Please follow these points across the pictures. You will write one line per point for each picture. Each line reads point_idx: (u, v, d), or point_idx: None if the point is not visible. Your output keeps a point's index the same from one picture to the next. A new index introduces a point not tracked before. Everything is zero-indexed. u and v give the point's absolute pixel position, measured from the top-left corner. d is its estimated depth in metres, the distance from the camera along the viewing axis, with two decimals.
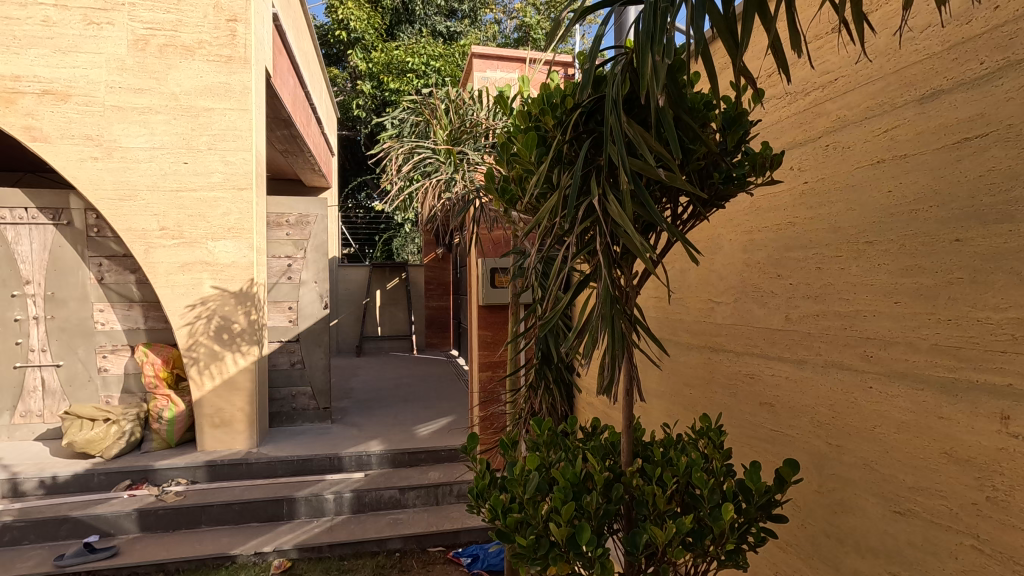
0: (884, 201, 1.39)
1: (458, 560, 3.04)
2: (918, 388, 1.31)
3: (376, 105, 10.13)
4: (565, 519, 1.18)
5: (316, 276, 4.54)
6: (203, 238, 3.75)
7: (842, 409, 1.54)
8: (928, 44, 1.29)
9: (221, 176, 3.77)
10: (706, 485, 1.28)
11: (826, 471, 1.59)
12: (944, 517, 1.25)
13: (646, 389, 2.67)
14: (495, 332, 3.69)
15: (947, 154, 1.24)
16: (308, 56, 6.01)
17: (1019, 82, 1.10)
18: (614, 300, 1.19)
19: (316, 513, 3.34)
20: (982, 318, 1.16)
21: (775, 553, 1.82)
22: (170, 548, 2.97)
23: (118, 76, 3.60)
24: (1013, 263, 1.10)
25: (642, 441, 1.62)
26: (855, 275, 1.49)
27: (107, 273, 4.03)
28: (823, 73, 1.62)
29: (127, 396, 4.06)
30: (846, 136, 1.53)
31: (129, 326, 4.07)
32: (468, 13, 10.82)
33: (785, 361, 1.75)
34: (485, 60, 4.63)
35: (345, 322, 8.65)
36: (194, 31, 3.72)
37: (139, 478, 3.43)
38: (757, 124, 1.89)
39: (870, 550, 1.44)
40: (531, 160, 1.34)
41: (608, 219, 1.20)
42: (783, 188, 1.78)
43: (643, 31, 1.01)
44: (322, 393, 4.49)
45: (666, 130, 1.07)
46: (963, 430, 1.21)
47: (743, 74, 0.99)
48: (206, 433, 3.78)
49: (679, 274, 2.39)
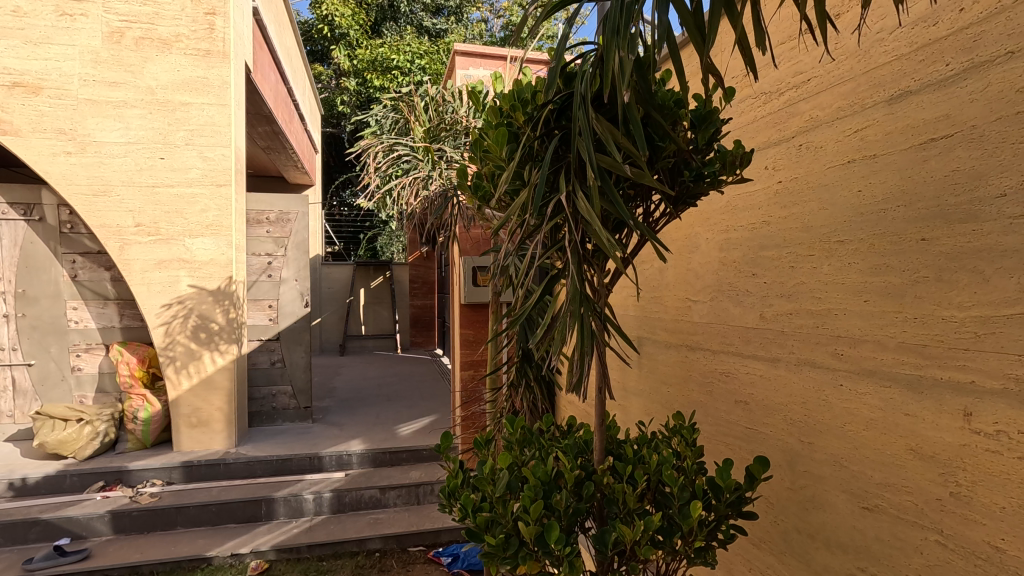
0: (855, 200, 1.41)
1: (438, 560, 3.02)
2: (886, 385, 1.32)
3: (360, 102, 10.05)
4: (533, 518, 1.17)
5: (297, 274, 4.50)
6: (180, 234, 3.68)
7: (813, 406, 1.55)
8: (896, 45, 1.31)
9: (199, 172, 3.71)
10: (676, 483, 1.29)
11: (798, 468, 1.60)
12: (910, 513, 1.27)
13: (625, 388, 2.67)
14: (476, 331, 3.68)
15: (915, 154, 1.25)
16: (291, 52, 5.96)
17: (982, 84, 1.11)
18: (583, 297, 1.18)
19: (295, 514, 3.30)
20: (947, 316, 1.18)
21: (748, 549, 1.84)
22: (144, 551, 2.91)
23: (92, 69, 3.52)
24: (977, 262, 1.12)
25: (616, 439, 1.61)
26: (827, 274, 1.50)
27: (81, 270, 3.94)
28: (797, 73, 1.63)
29: (102, 396, 3.98)
30: (818, 136, 1.54)
31: (104, 325, 3.98)
32: (455, 10, 10.73)
33: (759, 359, 1.76)
34: (468, 58, 4.61)
35: (329, 321, 8.56)
36: (171, 23, 3.65)
37: (112, 480, 3.37)
38: (732, 123, 1.91)
39: (839, 545, 1.46)
40: (502, 156, 1.33)
41: (577, 217, 1.19)
42: (757, 187, 1.79)
43: (610, 26, 1.01)
44: (303, 392, 4.43)
45: (633, 126, 1.06)
46: (929, 427, 1.22)
47: (707, 72, 0.99)
48: (183, 433, 3.71)
49: (657, 273, 2.39)
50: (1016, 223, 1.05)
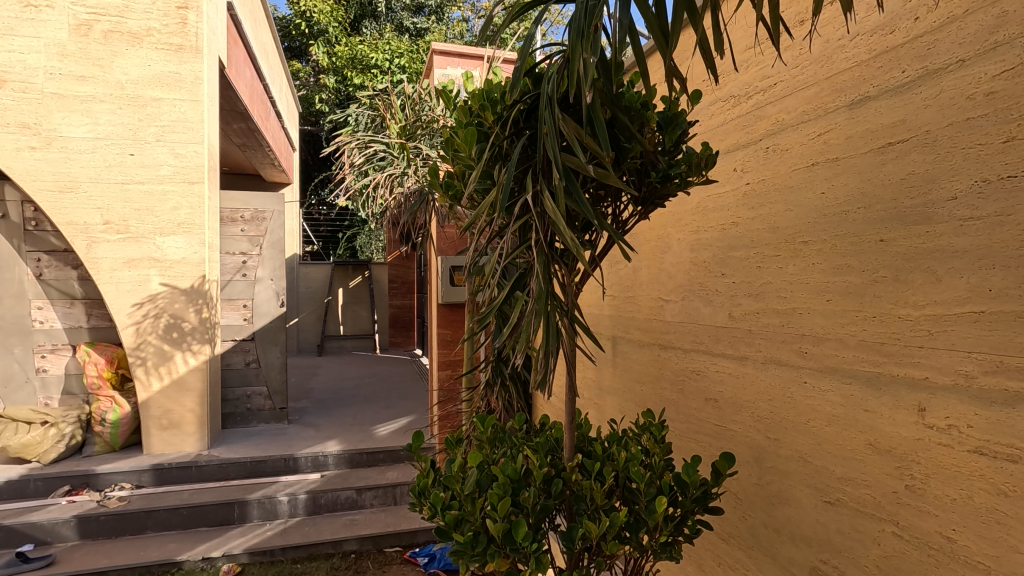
0: (818, 202, 1.45)
1: (415, 560, 3.01)
2: (847, 382, 1.36)
3: (339, 100, 9.95)
4: (501, 515, 1.17)
5: (273, 273, 4.44)
6: (151, 233, 3.61)
7: (780, 403, 1.58)
8: (856, 52, 1.34)
9: (170, 169, 3.63)
10: (642, 479, 1.31)
11: (765, 464, 1.64)
12: (869, 505, 1.31)
13: (600, 386, 2.70)
14: (454, 331, 3.67)
15: (874, 157, 1.29)
16: (267, 48, 5.88)
17: (934, 91, 1.15)
18: (548, 295, 1.19)
19: (269, 516, 3.25)
20: (903, 315, 1.22)
21: (717, 545, 1.87)
22: (112, 556, 2.85)
23: (58, 62, 3.42)
24: (930, 263, 1.16)
25: (587, 437, 1.63)
26: (792, 274, 1.54)
27: (46, 269, 3.84)
28: (763, 77, 1.67)
29: (68, 398, 3.87)
30: (784, 139, 1.58)
31: (71, 325, 3.88)
32: (436, 9, 10.65)
33: (728, 357, 1.80)
34: (446, 57, 4.58)
35: (306, 321, 8.46)
36: (141, 17, 3.58)
37: (79, 483, 3.27)
38: (700, 126, 1.94)
39: (803, 539, 1.49)
40: (471, 156, 1.33)
41: (544, 217, 1.21)
42: (726, 189, 1.83)
43: (574, 28, 1.02)
44: (278, 393, 4.37)
45: (597, 128, 1.07)
46: (886, 422, 1.26)
47: (670, 75, 1.01)
48: (153, 435, 3.63)
49: (630, 273, 2.43)
50: (966, 225, 1.09)
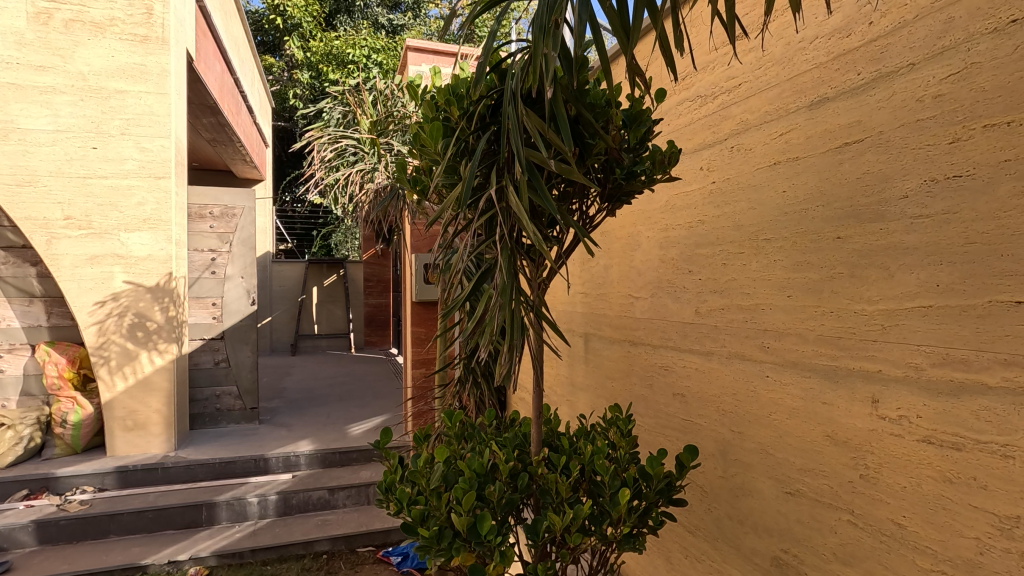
0: (780, 200, 1.48)
1: (387, 560, 2.99)
2: (807, 375, 1.40)
3: (314, 95, 9.83)
4: (466, 509, 1.18)
5: (243, 271, 4.36)
6: (115, 228, 3.50)
7: (743, 398, 1.62)
8: (815, 54, 1.38)
9: (135, 163, 3.54)
10: (607, 471, 1.32)
11: (729, 457, 1.67)
12: (826, 495, 1.34)
13: (572, 383, 2.72)
14: (428, 329, 3.67)
15: (832, 156, 1.33)
16: (239, 41, 5.75)
17: (887, 93, 1.19)
18: (513, 290, 1.19)
19: (238, 518, 3.19)
20: (858, 310, 1.26)
21: (684, 537, 1.90)
22: (72, 561, 2.76)
23: (16, 51, 3.30)
24: (883, 259, 1.20)
25: (555, 432, 1.64)
26: (755, 271, 1.58)
27: (3, 266, 3.70)
28: (728, 78, 1.70)
29: (26, 399, 3.74)
30: (747, 139, 1.61)
31: (30, 324, 3.75)
32: (412, 6, 10.63)
33: (695, 353, 1.83)
34: (420, 53, 4.56)
35: (279, 321, 8.34)
36: (105, 6, 3.47)
37: (38, 488, 3.17)
38: (668, 125, 1.97)
39: (766, 530, 1.53)
40: (437, 150, 1.33)
41: (509, 212, 1.22)
42: (693, 188, 1.86)
43: (536, 24, 1.03)
44: (249, 393, 4.29)
45: (559, 123, 1.08)
46: (843, 414, 1.30)
47: (632, 73, 1.01)
48: (118, 437, 3.52)
49: (601, 271, 2.45)
50: (917, 222, 1.13)
